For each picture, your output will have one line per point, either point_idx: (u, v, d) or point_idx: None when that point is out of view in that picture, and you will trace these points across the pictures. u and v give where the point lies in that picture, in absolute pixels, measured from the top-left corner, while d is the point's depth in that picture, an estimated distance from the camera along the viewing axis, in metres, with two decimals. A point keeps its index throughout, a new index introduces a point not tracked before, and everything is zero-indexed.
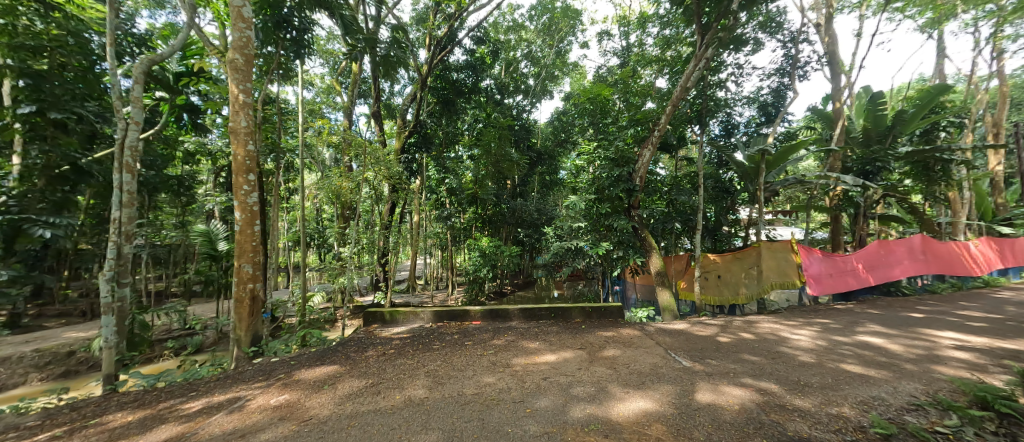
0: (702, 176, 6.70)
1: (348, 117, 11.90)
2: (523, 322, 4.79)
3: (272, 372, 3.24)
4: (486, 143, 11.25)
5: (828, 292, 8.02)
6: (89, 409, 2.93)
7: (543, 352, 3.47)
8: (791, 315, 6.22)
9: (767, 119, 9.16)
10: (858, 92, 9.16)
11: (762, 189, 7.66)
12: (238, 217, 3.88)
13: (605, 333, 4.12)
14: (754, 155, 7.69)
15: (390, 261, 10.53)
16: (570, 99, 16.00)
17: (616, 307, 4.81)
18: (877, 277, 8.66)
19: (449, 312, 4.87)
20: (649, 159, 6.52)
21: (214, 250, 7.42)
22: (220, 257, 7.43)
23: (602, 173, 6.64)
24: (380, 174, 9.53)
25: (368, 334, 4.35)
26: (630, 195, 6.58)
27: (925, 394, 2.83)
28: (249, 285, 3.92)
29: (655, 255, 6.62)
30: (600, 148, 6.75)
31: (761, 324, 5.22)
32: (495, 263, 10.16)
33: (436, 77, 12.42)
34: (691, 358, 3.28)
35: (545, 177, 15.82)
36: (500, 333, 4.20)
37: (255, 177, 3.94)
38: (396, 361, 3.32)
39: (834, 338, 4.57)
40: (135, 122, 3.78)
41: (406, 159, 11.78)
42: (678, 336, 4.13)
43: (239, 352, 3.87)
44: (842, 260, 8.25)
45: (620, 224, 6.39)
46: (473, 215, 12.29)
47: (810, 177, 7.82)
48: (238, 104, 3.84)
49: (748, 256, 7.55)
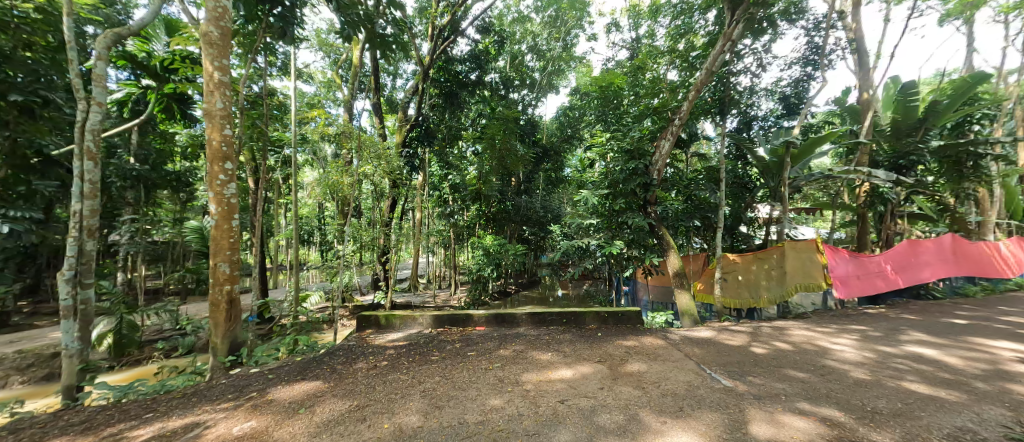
0: (724, 171, 6.20)
1: (348, 111, 11.48)
2: (533, 328, 4.35)
3: (243, 390, 2.80)
4: (490, 138, 10.79)
5: (854, 295, 7.55)
6: (28, 433, 2.52)
7: (558, 366, 3.03)
8: (822, 320, 5.74)
9: (789, 111, 8.60)
10: (886, 83, 8.60)
11: (787, 184, 7.14)
12: (213, 210, 3.46)
13: (625, 342, 3.67)
14: (777, 149, 7.20)
15: (390, 260, 10.10)
16: (577, 94, 15.49)
17: (635, 312, 4.35)
18: (905, 280, 8.15)
19: (450, 317, 4.43)
20: (668, 150, 6.00)
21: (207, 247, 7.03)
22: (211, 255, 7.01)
23: (616, 166, 6.14)
24: (381, 169, 9.13)
25: (360, 342, 3.92)
26: (647, 190, 6.05)
27: (1018, 423, 2.38)
28: (226, 287, 3.50)
29: (674, 255, 6.06)
30: (614, 140, 6.24)
31: (793, 331, 4.76)
32: (499, 262, 9.72)
33: (438, 69, 11.97)
34: (731, 375, 2.83)
35: (551, 174, 15.36)
36: (508, 342, 3.74)
37: (233, 166, 3.52)
38: (388, 376, 2.89)
39: (881, 349, 4.09)
40: (98, 103, 3.37)
41: (408, 154, 11.35)
42: (707, 346, 3.67)
43: (214, 362, 3.45)
44: (869, 261, 7.77)
45: (635, 221, 5.88)
46: (477, 213, 11.85)
47: (837, 171, 7.28)
48: (213, 83, 3.41)
49: (770, 256, 7.06)
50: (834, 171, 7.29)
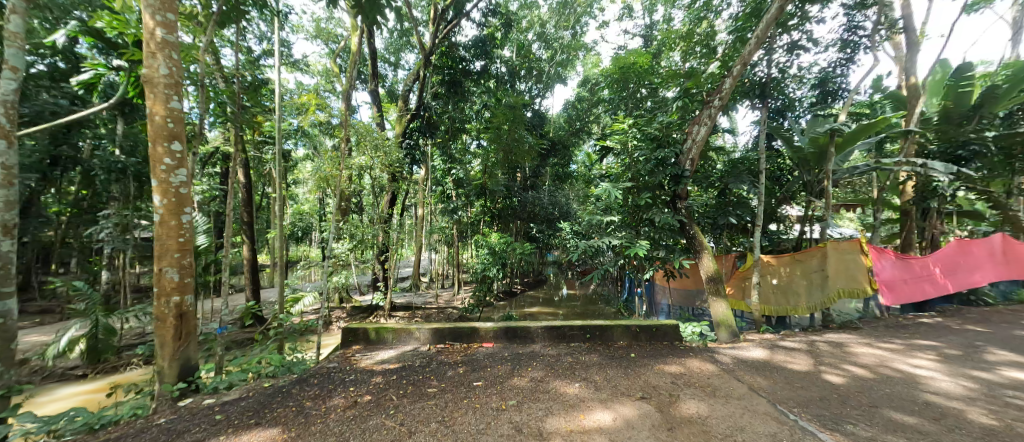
0: (764, 160, 5.41)
1: (346, 100, 10.81)
2: (550, 345, 3.68)
3: (181, 440, 2.16)
4: (497, 129, 10.11)
5: (900, 301, 6.82)
6: None
7: (592, 407, 2.36)
8: (877, 333, 5.03)
9: (826, 97, 7.72)
10: (934, 66, 7.74)
11: (831, 178, 6.34)
12: (157, 202, 2.85)
13: (668, 368, 2.99)
14: (817, 138, 6.42)
15: (390, 259, 9.40)
16: (587, 85, 14.73)
17: (672, 327, 3.69)
18: (954, 284, 7.39)
19: (452, 331, 3.77)
20: (703, 137, 5.21)
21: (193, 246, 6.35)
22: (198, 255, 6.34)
23: (641, 156, 5.37)
24: (380, 161, 8.50)
25: (344, 364, 3.24)
26: (677, 183, 5.29)
27: None
28: (174, 298, 2.88)
29: (708, 257, 5.29)
30: (637, 126, 5.49)
31: (856, 349, 4.05)
32: (505, 261, 9.05)
33: (439, 55, 11.07)
34: (822, 424, 2.16)
35: (558, 169, 14.67)
36: (523, 366, 3.06)
37: (182, 146, 2.94)
38: (368, 422, 2.23)
39: (974, 374, 3.39)
40: (13, 69, 2.94)
41: (408, 145, 10.63)
42: (770, 373, 2.99)
43: (161, 390, 2.81)
44: (917, 263, 7.03)
45: (663, 218, 5.11)
46: (482, 209, 11.30)
47: (885, 163, 6.47)
48: (155, 43, 2.85)
49: (810, 258, 6.36)
50: (882, 163, 6.49)
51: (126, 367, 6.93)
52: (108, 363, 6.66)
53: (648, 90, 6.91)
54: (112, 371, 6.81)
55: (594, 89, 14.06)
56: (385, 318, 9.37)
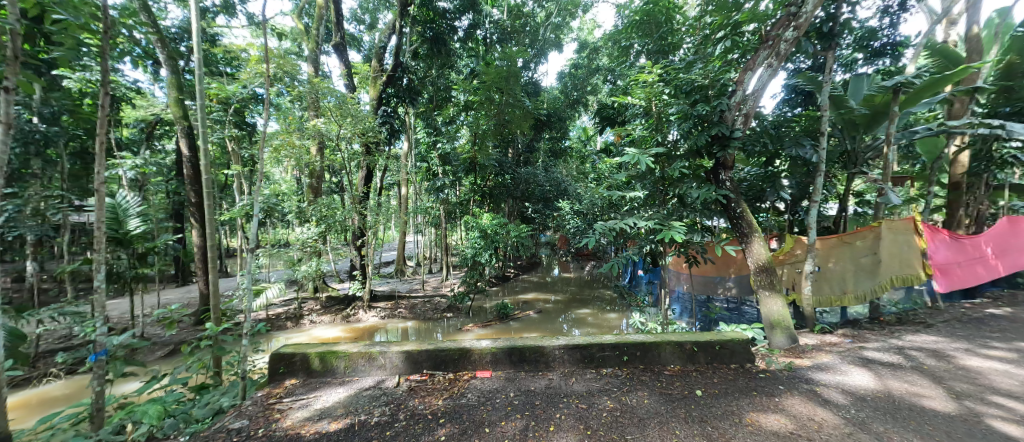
0: (827, 118, 4.15)
1: (309, 60, 9.18)
2: (565, 374, 3.13)
3: None
4: (485, 93, 8.81)
5: (956, 287, 5.74)
6: None
7: None
8: (959, 331, 4.16)
9: (874, 55, 6.28)
10: (995, 18, 6.69)
11: (893, 142, 5.17)
12: None
13: (766, 421, 2.45)
14: (873, 96, 5.34)
15: (366, 243, 7.87)
16: (585, 51, 13.17)
17: (736, 343, 3.24)
18: (1006, 266, 6.35)
19: (436, 355, 3.21)
20: (760, 85, 4.06)
21: (122, 232, 4.78)
22: (131, 241, 4.86)
23: (678, 109, 4.10)
24: (351, 129, 7.00)
25: (255, 424, 2.60)
26: (722, 147, 4.15)
27: None
28: None
29: (757, 241, 4.24)
30: (670, 74, 4.31)
31: (969, 363, 3.25)
32: (498, 245, 7.94)
33: (420, 6, 9.07)
34: None
35: (552, 144, 13.32)
36: (541, 423, 2.49)
37: None
38: None
39: None
40: None
41: (384, 113, 8.99)
42: (920, 425, 2.37)
43: None
44: (969, 242, 5.88)
45: (706, 193, 3.97)
46: (471, 188, 9.91)
47: (952, 125, 5.38)
48: None
49: (860, 238, 5.04)
50: (948, 126, 5.39)
51: (43, 379, 4.89)
52: (16, 376, 4.66)
53: (674, 38, 5.66)
54: (20, 385, 4.81)
55: (593, 54, 12.53)
56: (364, 309, 8.21)
